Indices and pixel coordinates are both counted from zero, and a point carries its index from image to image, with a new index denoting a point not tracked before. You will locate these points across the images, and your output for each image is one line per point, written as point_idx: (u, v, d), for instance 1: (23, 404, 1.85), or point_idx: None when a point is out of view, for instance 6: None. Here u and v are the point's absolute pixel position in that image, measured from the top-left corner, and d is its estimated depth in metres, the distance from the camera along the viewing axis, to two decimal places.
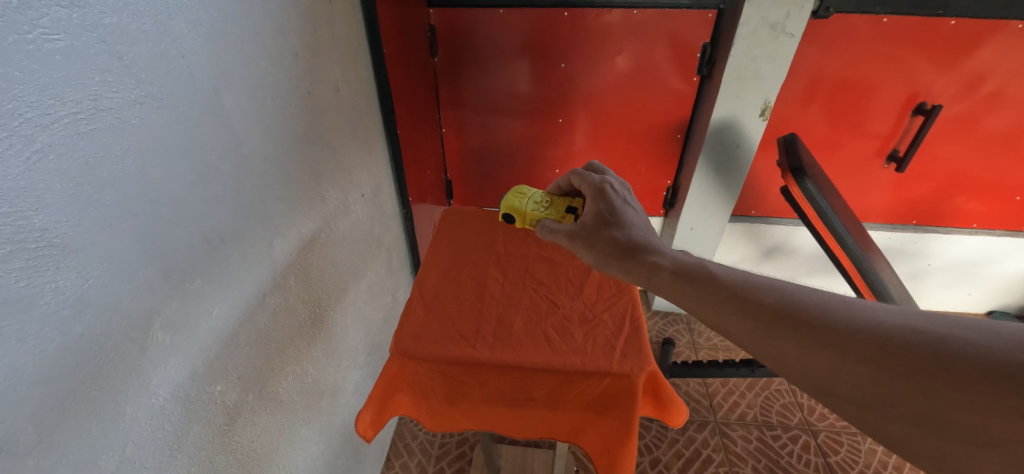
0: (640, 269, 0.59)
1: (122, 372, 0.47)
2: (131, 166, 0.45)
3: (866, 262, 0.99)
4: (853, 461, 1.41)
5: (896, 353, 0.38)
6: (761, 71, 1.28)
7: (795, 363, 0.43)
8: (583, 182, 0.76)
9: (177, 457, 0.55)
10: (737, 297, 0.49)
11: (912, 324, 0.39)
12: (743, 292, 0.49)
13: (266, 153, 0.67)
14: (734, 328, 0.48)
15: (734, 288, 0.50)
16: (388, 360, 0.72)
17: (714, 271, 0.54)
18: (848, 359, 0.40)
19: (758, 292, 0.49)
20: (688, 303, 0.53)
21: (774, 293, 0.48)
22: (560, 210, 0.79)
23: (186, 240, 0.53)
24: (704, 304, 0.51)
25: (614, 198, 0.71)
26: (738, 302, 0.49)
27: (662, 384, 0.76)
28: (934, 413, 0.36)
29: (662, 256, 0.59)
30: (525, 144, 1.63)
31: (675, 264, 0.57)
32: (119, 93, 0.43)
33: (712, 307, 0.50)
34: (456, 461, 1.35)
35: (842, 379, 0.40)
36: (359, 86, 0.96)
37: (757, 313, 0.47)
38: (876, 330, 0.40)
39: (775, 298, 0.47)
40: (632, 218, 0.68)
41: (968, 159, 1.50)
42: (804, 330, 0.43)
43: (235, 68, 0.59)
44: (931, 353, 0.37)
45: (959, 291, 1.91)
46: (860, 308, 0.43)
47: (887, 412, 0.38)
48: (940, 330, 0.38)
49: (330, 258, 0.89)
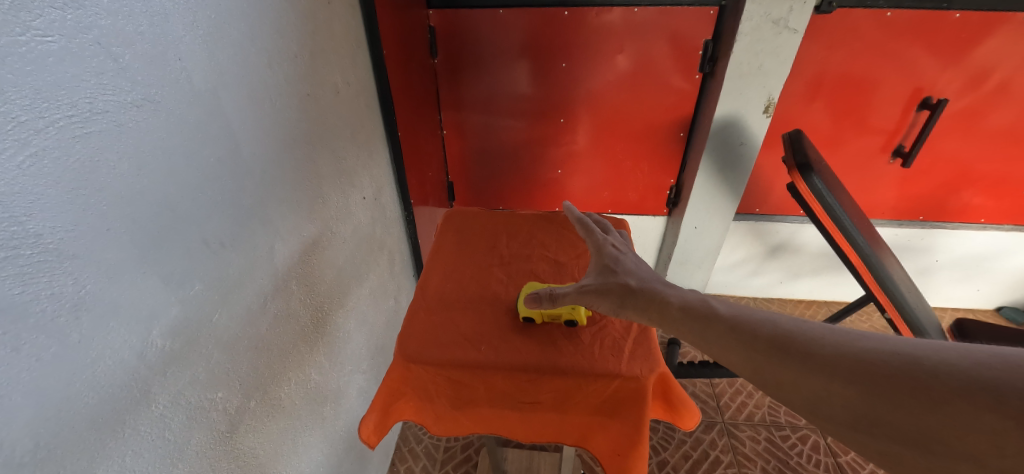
0: (652, 307, 0.58)
1: (121, 381, 0.46)
2: (127, 170, 0.44)
3: (876, 261, 0.96)
4: (864, 461, 1.38)
5: (880, 374, 0.37)
6: (764, 68, 1.27)
7: (792, 389, 0.42)
8: (587, 238, 0.75)
9: (178, 466, 0.54)
10: (736, 327, 0.48)
11: (892, 344, 0.38)
12: (743, 322, 0.48)
13: (266, 155, 0.66)
14: (734, 359, 0.47)
15: (734, 319, 0.49)
16: (390, 365, 0.71)
17: (718, 305, 0.53)
18: (835, 381, 0.39)
19: (757, 318, 0.48)
20: (696, 337, 0.52)
21: (769, 321, 0.47)
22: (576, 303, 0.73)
23: (185, 246, 0.52)
24: (709, 337, 0.50)
25: (619, 252, 0.71)
26: (737, 332, 0.48)
27: (673, 387, 0.74)
28: (918, 431, 0.34)
29: (672, 292, 0.58)
30: (526, 145, 1.61)
31: (682, 300, 0.56)
32: (115, 96, 0.43)
33: (715, 337, 0.50)
34: (462, 465, 1.33)
35: (832, 401, 0.39)
36: (360, 88, 0.95)
37: (753, 341, 0.46)
38: (856, 353, 0.39)
39: (769, 326, 0.46)
40: (637, 265, 0.67)
41: (974, 154, 1.49)
42: (800, 356, 0.42)
43: (233, 70, 0.58)
44: (911, 371, 0.36)
45: (966, 287, 1.88)
46: (847, 333, 0.41)
47: (875, 431, 0.37)
48: (919, 350, 0.37)
49: (331, 261, 0.87)
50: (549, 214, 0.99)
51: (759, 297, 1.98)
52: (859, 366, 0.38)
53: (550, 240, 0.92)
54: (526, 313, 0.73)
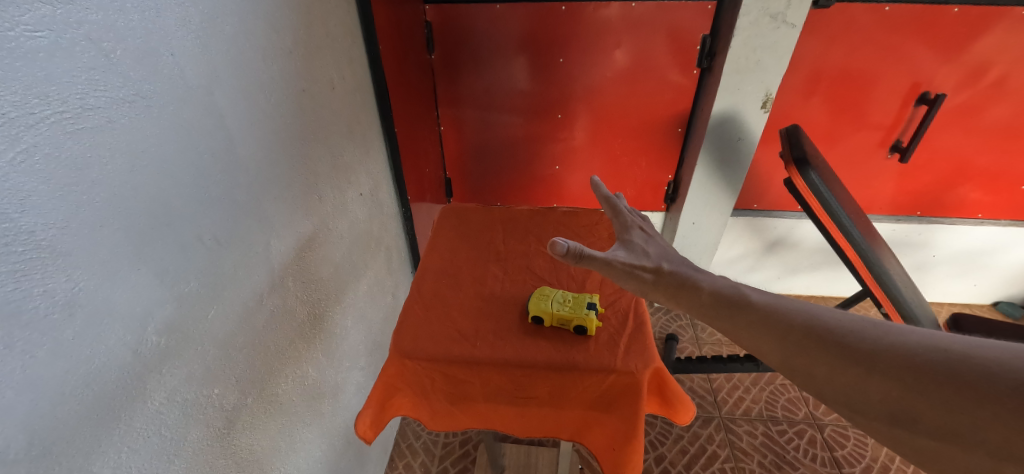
0: (685, 293, 0.59)
1: (116, 377, 0.46)
2: (120, 166, 0.44)
3: (873, 256, 0.96)
4: (861, 455, 1.39)
5: (921, 371, 0.37)
6: (762, 63, 1.27)
7: (826, 382, 0.42)
8: (618, 221, 0.75)
9: (175, 463, 0.54)
10: (769, 317, 0.49)
11: (936, 341, 0.38)
12: (777, 312, 0.49)
13: (261, 151, 0.65)
14: (766, 347, 0.48)
15: (768, 309, 0.50)
16: (385, 361, 0.71)
17: (751, 294, 0.53)
18: (872, 375, 0.39)
19: (793, 309, 0.48)
20: (728, 325, 0.52)
21: (804, 312, 0.47)
22: (583, 306, 0.72)
23: (179, 242, 0.52)
24: (740, 325, 0.51)
25: (651, 237, 0.71)
26: (771, 323, 0.48)
27: (668, 382, 0.74)
28: (959, 429, 0.34)
29: (707, 279, 0.59)
30: (524, 142, 1.61)
31: (715, 288, 0.56)
32: (106, 91, 0.43)
33: (746, 326, 0.50)
34: (460, 460, 1.34)
35: (869, 395, 0.39)
36: (356, 84, 0.95)
37: (788, 332, 0.46)
38: (897, 348, 0.39)
39: (804, 318, 0.46)
40: (670, 252, 0.67)
41: (971, 149, 1.49)
42: (836, 349, 0.42)
43: (227, 65, 0.58)
44: (953, 368, 0.35)
45: (963, 283, 1.88)
46: (887, 327, 0.41)
47: (914, 429, 0.36)
48: (963, 348, 0.36)
49: (328, 258, 0.87)
50: (545, 209, 0.99)
51: None
52: (898, 361, 0.38)
53: (546, 236, 0.92)
54: (536, 311, 0.72)
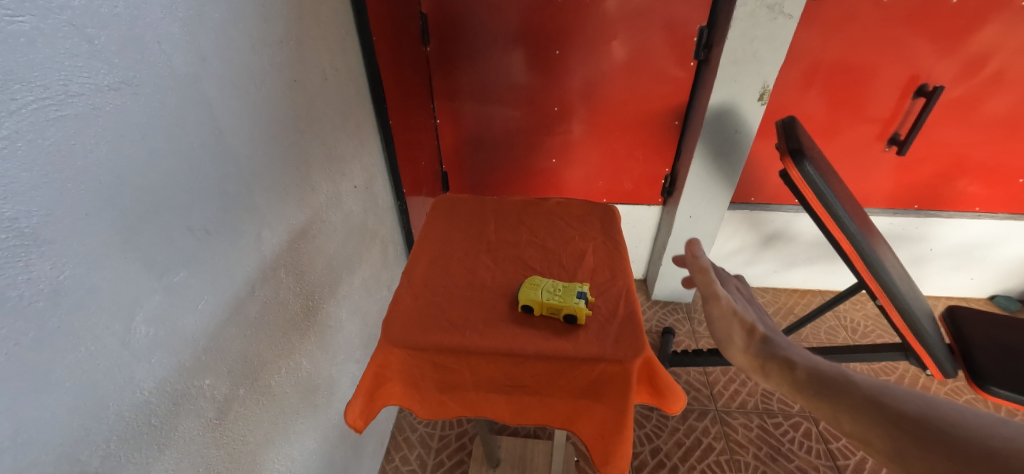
0: (779, 366, 0.55)
1: (104, 367, 0.46)
2: (105, 154, 0.44)
3: (868, 248, 0.96)
4: (855, 447, 1.39)
5: None
6: (759, 54, 1.26)
7: None
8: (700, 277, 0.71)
9: (165, 453, 0.54)
10: (879, 404, 0.45)
11: None
12: (888, 399, 0.45)
13: (252, 142, 0.65)
14: (874, 438, 0.44)
15: (875, 394, 0.46)
16: (374, 350, 0.70)
17: (855, 376, 0.50)
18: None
19: (909, 399, 0.45)
20: (828, 407, 0.49)
21: (923, 405, 0.44)
22: (572, 295, 0.71)
23: (168, 232, 0.52)
24: (841, 410, 0.48)
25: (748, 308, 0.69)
26: (882, 410, 0.45)
27: (659, 372, 0.74)
28: None
29: (804, 354, 0.56)
30: (521, 135, 1.60)
31: (813, 365, 0.53)
32: (90, 78, 0.42)
33: (848, 410, 0.47)
34: (456, 453, 1.34)
35: None
36: (349, 75, 0.94)
37: (903, 424, 0.43)
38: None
39: (923, 412, 0.43)
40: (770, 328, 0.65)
41: (969, 143, 1.49)
42: (962, 451, 0.39)
43: (215, 53, 0.57)
44: None
45: (960, 276, 1.87)
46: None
47: None
48: None
49: (321, 250, 0.87)
50: (538, 200, 0.99)
51: (754, 287, 1.98)
52: None
53: (539, 226, 0.92)
54: (525, 301, 0.72)
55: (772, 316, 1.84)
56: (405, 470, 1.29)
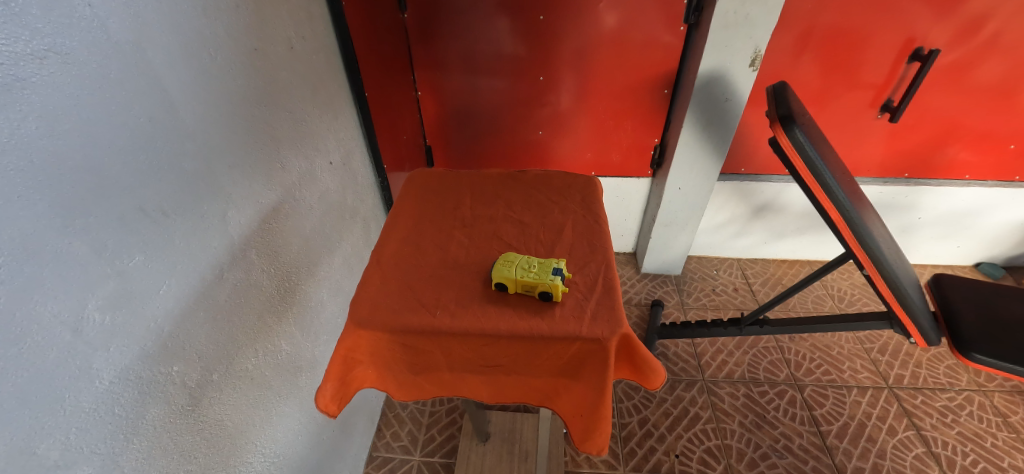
0: None
1: (54, 357, 0.43)
2: (36, 130, 0.40)
3: (857, 217, 0.94)
4: (839, 413, 1.41)
5: None
6: (752, 17, 1.21)
7: None
8: None
9: (134, 441, 0.52)
10: None
11: None
12: None
13: (209, 116, 0.61)
14: None
15: None
16: (341, 334, 0.68)
17: None
18: None
19: None
20: None
21: None
22: (547, 271, 0.69)
23: (119, 213, 0.49)
24: None
25: None
26: None
27: (639, 349, 0.72)
28: None
29: None
30: (507, 107, 1.56)
31: None
32: (10, 45, 0.38)
33: None
34: (446, 428, 1.35)
35: None
36: (317, 43, 0.89)
37: None
38: None
39: None
40: None
41: (963, 109, 1.46)
42: None
43: (158, 18, 0.52)
44: None
45: (947, 245, 1.87)
46: None
47: None
48: None
49: (296, 229, 0.84)
50: (516, 173, 0.96)
51: (743, 259, 1.98)
52: None
53: (516, 201, 0.90)
54: (498, 278, 0.70)
55: (760, 287, 1.85)
56: (396, 446, 1.31)
